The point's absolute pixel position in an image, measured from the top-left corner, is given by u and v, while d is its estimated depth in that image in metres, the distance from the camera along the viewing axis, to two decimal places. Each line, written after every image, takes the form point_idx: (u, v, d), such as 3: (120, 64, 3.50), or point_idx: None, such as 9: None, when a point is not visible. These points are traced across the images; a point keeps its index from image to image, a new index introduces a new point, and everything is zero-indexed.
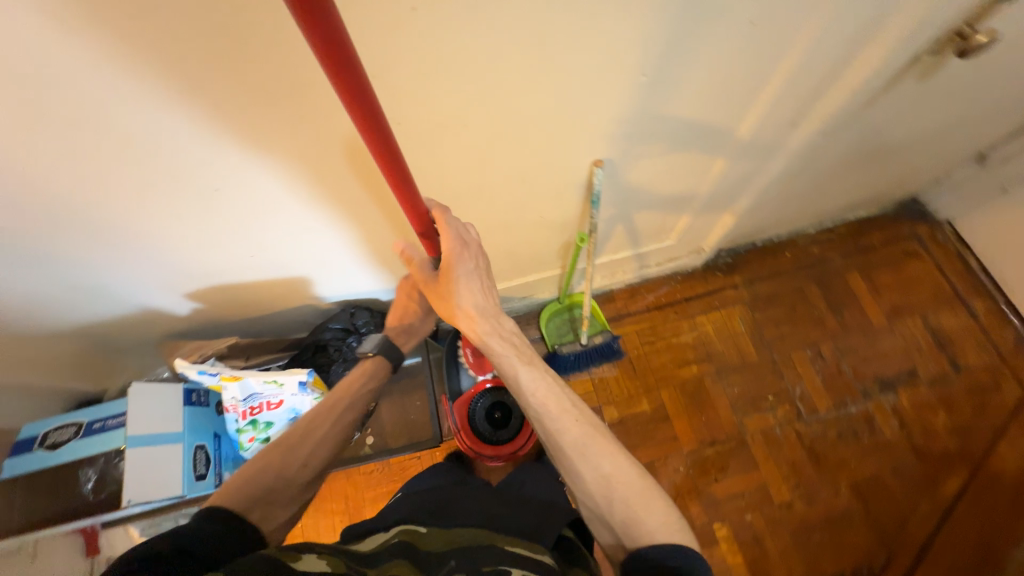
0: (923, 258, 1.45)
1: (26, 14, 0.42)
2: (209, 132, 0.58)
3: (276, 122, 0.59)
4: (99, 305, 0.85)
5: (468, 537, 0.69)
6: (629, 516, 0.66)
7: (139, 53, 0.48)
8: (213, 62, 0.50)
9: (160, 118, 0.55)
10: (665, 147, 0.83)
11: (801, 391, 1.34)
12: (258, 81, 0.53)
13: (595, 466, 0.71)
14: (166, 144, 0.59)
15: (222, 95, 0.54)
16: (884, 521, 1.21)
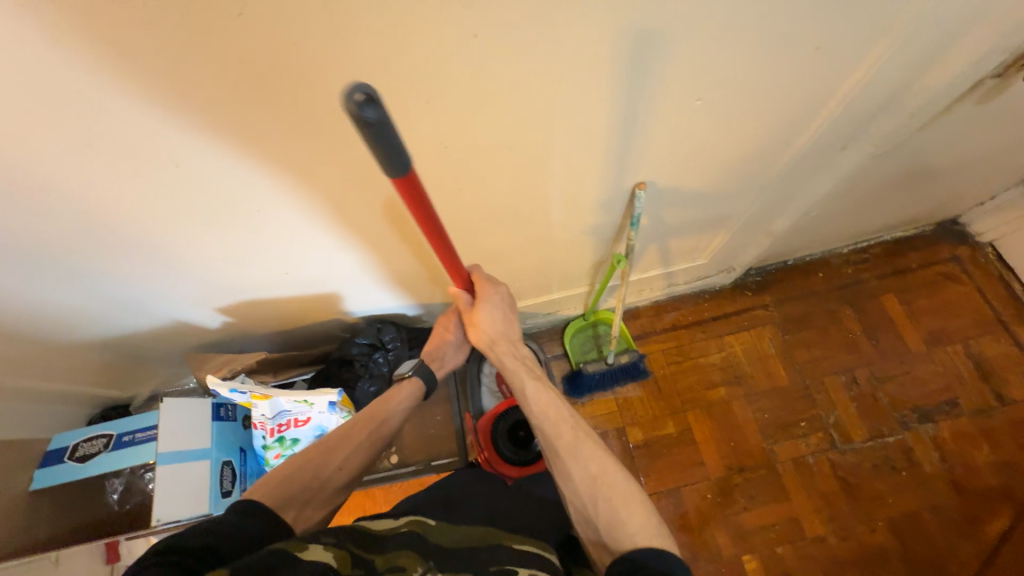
0: (965, 282, 1.39)
1: (91, 39, 0.42)
2: (255, 154, 0.58)
3: (323, 144, 0.58)
4: (134, 317, 0.85)
5: (478, 534, 0.66)
6: (613, 519, 0.62)
7: (197, 78, 0.47)
8: (266, 86, 0.49)
9: (211, 141, 0.55)
10: (708, 169, 0.80)
11: (834, 418, 1.29)
12: (309, 105, 0.52)
13: (584, 466, 0.68)
14: (213, 164, 0.58)
15: (272, 118, 0.53)
16: (923, 561, 1.15)
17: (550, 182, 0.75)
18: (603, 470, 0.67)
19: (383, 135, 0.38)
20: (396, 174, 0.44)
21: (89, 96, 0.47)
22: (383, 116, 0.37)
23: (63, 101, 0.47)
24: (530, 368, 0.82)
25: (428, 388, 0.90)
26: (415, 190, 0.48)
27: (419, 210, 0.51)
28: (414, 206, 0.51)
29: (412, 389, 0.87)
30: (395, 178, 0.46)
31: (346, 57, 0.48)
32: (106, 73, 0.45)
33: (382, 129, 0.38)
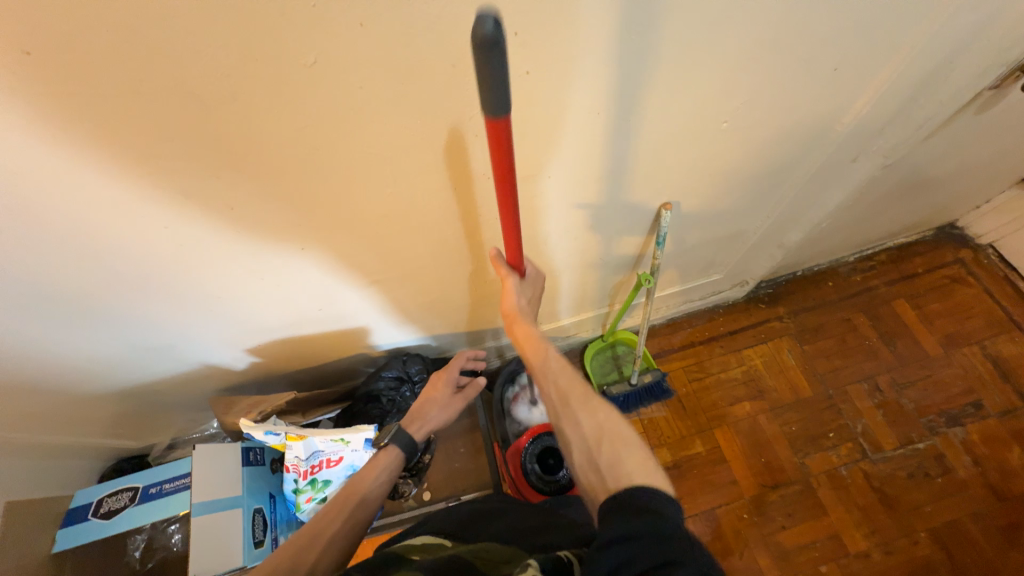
0: (972, 283, 1.42)
1: (173, 94, 0.45)
2: (304, 192, 0.59)
3: (370, 179, 0.60)
4: (163, 363, 0.84)
5: (495, 551, 0.59)
6: (615, 459, 0.55)
7: (263, 126, 0.50)
8: (324, 126, 0.52)
9: (266, 183, 0.57)
10: (727, 186, 0.83)
11: (862, 426, 1.28)
12: (362, 143, 0.55)
13: (590, 412, 0.61)
14: (263, 204, 0.60)
15: (325, 156, 0.55)
16: (972, 572, 1.11)
17: (579, 206, 0.77)
18: (610, 418, 0.61)
19: (496, 63, 0.36)
20: (491, 113, 0.41)
21: (155, 142, 0.49)
22: (495, 41, 0.35)
23: (131, 148, 0.49)
24: None
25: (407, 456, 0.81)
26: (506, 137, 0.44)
27: (502, 163, 0.48)
28: (497, 158, 0.48)
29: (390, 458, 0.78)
30: (488, 123, 0.43)
31: (404, 99, 0.51)
32: (176, 121, 0.47)
33: (494, 59, 0.35)
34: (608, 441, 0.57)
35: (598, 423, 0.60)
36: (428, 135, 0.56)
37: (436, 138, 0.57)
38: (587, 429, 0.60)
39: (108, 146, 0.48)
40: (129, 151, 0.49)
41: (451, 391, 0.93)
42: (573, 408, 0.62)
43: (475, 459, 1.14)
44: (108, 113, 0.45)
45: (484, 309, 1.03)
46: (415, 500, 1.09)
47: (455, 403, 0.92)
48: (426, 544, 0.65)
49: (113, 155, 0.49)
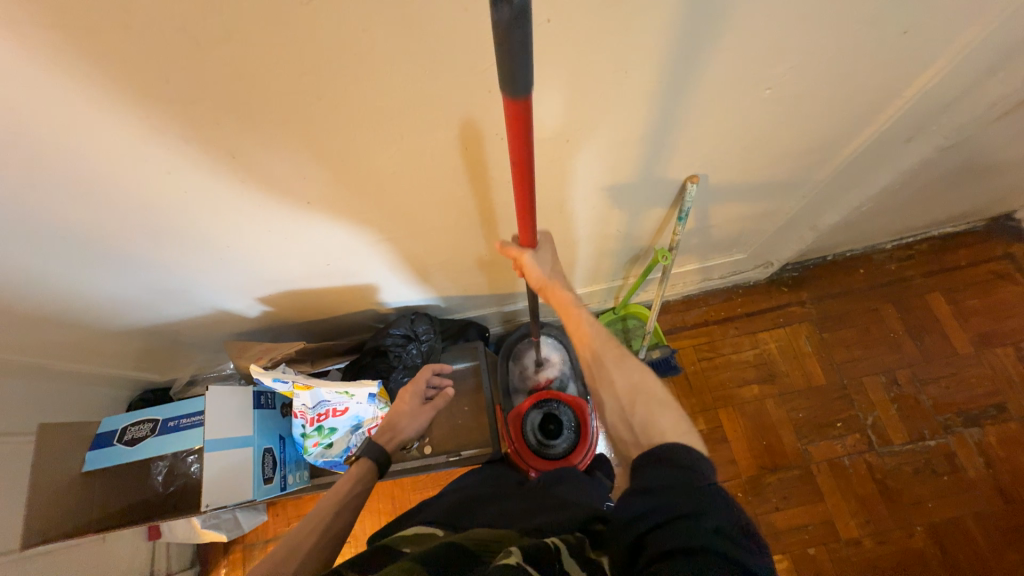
0: (1018, 281, 1.32)
1: (166, 33, 0.42)
2: (309, 145, 0.57)
3: (379, 135, 0.57)
4: (177, 306, 0.86)
5: (485, 537, 0.61)
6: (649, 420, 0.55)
7: (261, 72, 0.47)
8: (328, 75, 0.48)
9: (268, 135, 0.55)
10: (762, 161, 0.77)
11: (873, 420, 1.25)
12: (369, 95, 0.51)
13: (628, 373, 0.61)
14: (268, 154, 0.57)
15: (330, 109, 0.52)
16: (964, 568, 1.11)
17: (598, 175, 0.73)
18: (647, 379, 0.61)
19: (518, 38, 0.33)
20: (512, 94, 0.38)
21: (154, 83, 0.46)
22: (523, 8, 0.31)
23: (129, 88, 0.46)
24: None
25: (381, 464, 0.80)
26: (524, 128, 0.42)
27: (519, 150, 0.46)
28: (516, 147, 0.46)
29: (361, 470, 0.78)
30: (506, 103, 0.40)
31: (411, 50, 0.47)
32: (173, 62, 0.44)
33: (516, 32, 0.33)
34: (642, 404, 0.57)
35: (625, 396, 0.59)
36: (440, 93, 0.52)
37: (446, 92, 0.52)
38: (620, 390, 0.60)
39: (105, 84, 0.46)
40: (128, 92, 0.47)
41: (420, 401, 0.93)
42: (608, 368, 0.63)
43: (478, 418, 1.17)
44: (100, 50, 0.42)
45: (494, 274, 1.01)
46: (418, 451, 1.12)
47: (424, 413, 0.92)
48: (420, 533, 0.67)
49: (110, 95, 0.47)
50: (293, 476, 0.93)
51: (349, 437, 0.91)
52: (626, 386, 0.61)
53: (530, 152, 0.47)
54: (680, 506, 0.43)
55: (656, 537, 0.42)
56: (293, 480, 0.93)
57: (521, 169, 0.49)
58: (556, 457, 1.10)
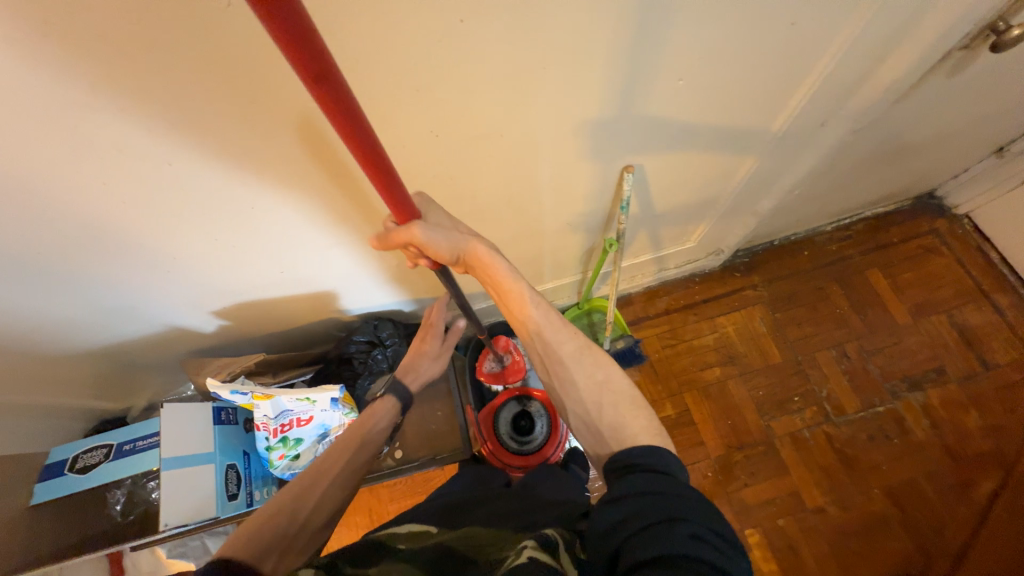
0: (944, 253, 1.43)
1: (84, 42, 0.43)
2: (247, 147, 0.58)
3: (318, 135, 0.59)
4: (127, 325, 0.84)
5: (481, 539, 0.62)
6: (618, 423, 0.57)
7: (182, 75, 0.48)
8: (256, 77, 0.50)
9: (199, 143, 0.56)
10: (692, 149, 0.82)
11: (828, 391, 1.32)
12: (301, 95, 0.53)
13: (589, 371, 0.62)
14: (205, 158, 0.58)
15: (263, 108, 0.53)
16: (920, 525, 1.18)
17: (541, 169, 0.76)
18: (611, 377, 0.62)
19: None
20: None
21: (79, 92, 0.47)
22: None
23: (50, 98, 0.47)
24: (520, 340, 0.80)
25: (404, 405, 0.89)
26: (308, 53, 0.31)
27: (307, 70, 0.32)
28: (298, 62, 0.31)
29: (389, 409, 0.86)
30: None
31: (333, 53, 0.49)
32: (94, 70, 0.45)
33: None
34: (608, 407, 0.59)
35: (598, 382, 0.61)
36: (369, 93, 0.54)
37: (374, 93, 0.54)
38: (584, 390, 0.61)
39: (25, 96, 0.46)
40: (49, 102, 0.47)
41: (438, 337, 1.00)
42: (567, 366, 0.63)
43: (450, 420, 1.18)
44: (15, 61, 0.43)
45: None
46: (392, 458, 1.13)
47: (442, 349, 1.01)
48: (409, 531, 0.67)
49: (33, 107, 0.47)
50: (261, 492, 0.91)
51: (316, 447, 0.90)
52: (580, 366, 0.62)
53: (317, 49, 0.31)
54: (660, 512, 0.46)
55: (641, 537, 0.45)
56: (261, 496, 0.91)
57: (318, 89, 0.34)
58: (528, 453, 1.13)
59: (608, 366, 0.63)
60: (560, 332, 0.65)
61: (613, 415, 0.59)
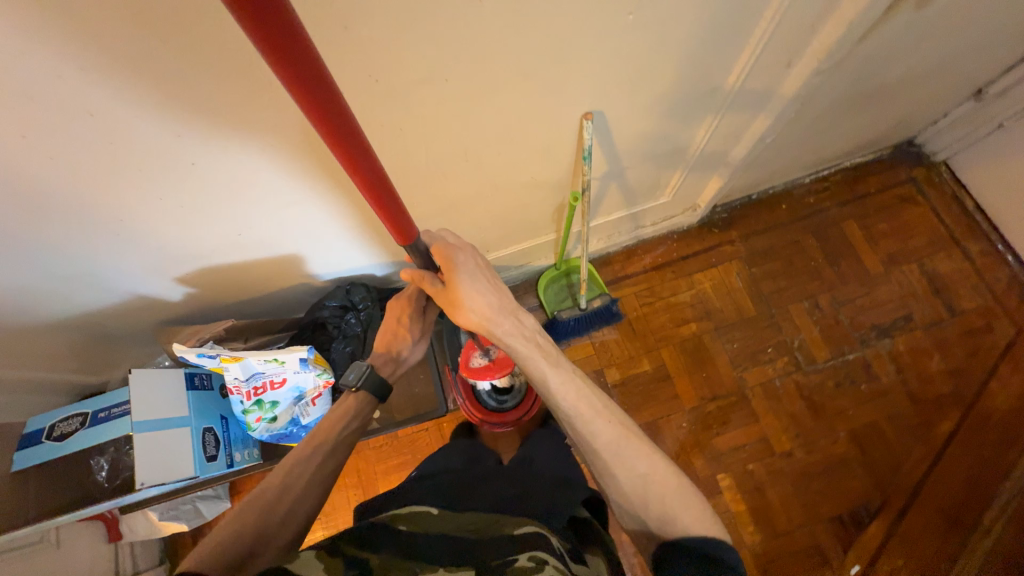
0: (920, 202, 1.43)
1: None
2: (177, 99, 0.56)
3: (249, 83, 0.56)
4: (89, 294, 0.83)
5: (477, 522, 0.67)
6: (665, 515, 0.65)
7: (83, 11, 0.44)
8: (167, 16, 0.47)
9: (121, 91, 0.53)
10: (652, 94, 0.80)
11: (799, 341, 1.35)
12: (221, 37, 0.50)
13: (630, 466, 0.69)
14: (135, 111, 0.56)
15: (184, 56, 0.51)
16: (880, 464, 1.24)
17: (498, 119, 0.74)
18: (654, 467, 0.69)
19: None
20: None
21: None
22: None
23: None
24: (550, 355, 0.76)
25: (379, 396, 0.84)
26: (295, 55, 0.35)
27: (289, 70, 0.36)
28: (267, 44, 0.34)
29: (361, 404, 0.82)
30: None
31: None
32: None
33: None
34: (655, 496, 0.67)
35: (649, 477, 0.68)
36: None
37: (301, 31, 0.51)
38: (628, 483, 0.68)
39: None
40: None
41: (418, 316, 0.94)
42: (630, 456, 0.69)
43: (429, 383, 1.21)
44: None
45: None
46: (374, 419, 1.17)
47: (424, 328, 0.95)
48: (407, 510, 0.69)
49: None
50: (241, 454, 0.93)
51: (293, 409, 0.92)
52: (631, 454, 0.69)
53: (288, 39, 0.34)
54: None
55: None
56: (241, 458, 0.93)
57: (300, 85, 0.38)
58: (506, 409, 1.16)
59: (647, 455, 0.69)
60: (543, 369, 0.74)
61: (659, 508, 0.66)
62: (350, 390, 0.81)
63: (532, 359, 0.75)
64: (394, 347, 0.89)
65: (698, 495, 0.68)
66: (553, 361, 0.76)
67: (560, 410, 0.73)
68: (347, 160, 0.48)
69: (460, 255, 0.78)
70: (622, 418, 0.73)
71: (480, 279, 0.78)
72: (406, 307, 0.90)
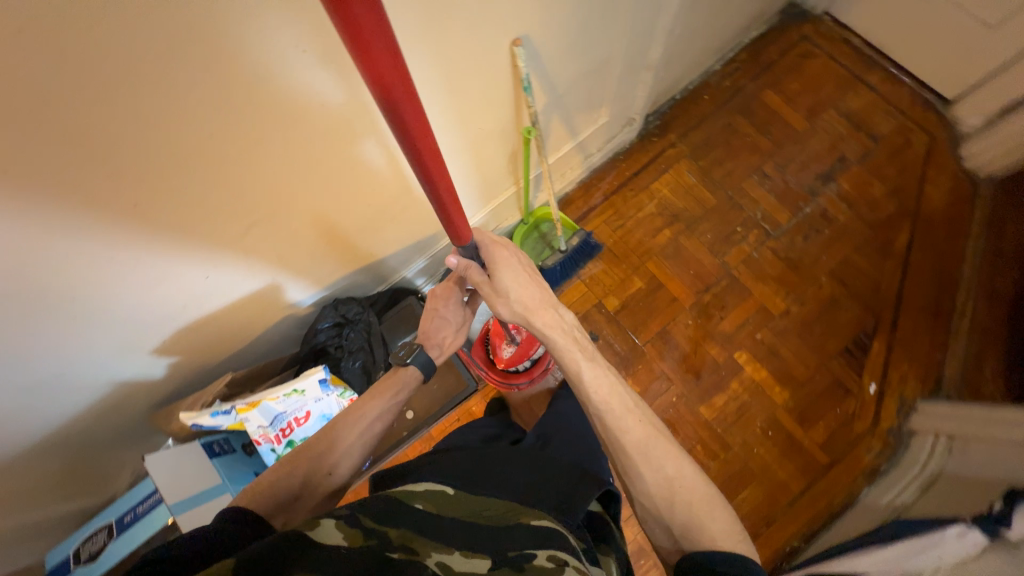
0: (818, 54, 1.54)
1: None
2: (136, 135, 0.53)
3: (217, 91, 0.54)
4: (61, 401, 0.75)
5: (499, 507, 0.59)
6: (691, 522, 0.62)
7: None
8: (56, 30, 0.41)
9: (27, 141, 0.46)
10: (568, 8, 0.80)
11: (761, 213, 1.44)
12: (123, 43, 0.45)
13: (659, 467, 0.66)
14: (116, 158, 0.53)
15: (113, 79, 0.47)
16: (863, 291, 1.36)
17: (436, 71, 0.72)
18: (681, 472, 0.66)
19: None
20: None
21: None
22: None
23: None
24: (582, 347, 0.76)
25: (427, 374, 0.85)
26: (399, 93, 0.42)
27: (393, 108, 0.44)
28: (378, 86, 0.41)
29: (410, 378, 0.83)
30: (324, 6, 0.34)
31: None
32: None
33: None
34: (681, 508, 0.63)
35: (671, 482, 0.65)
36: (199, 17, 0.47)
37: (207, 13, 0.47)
38: (653, 486, 0.65)
39: None
40: None
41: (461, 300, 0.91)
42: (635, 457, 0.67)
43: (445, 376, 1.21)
44: None
45: (393, 227, 0.98)
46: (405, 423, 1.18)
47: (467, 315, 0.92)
48: (425, 489, 0.60)
49: None
50: None
51: None
52: (651, 463, 0.66)
53: (395, 84, 0.41)
54: None
55: None
56: None
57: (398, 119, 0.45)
58: (530, 369, 1.14)
59: (675, 458, 0.67)
60: (581, 365, 0.74)
61: (684, 512, 0.63)
62: (403, 363, 0.83)
63: (567, 357, 0.75)
64: (437, 334, 0.88)
65: (727, 506, 0.64)
66: (588, 356, 0.76)
67: (590, 404, 0.72)
68: (427, 179, 0.56)
69: (505, 251, 0.79)
70: (657, 423, 0.72)
71: (523, 274, 0.78)
72: (448, 294, 0.88)
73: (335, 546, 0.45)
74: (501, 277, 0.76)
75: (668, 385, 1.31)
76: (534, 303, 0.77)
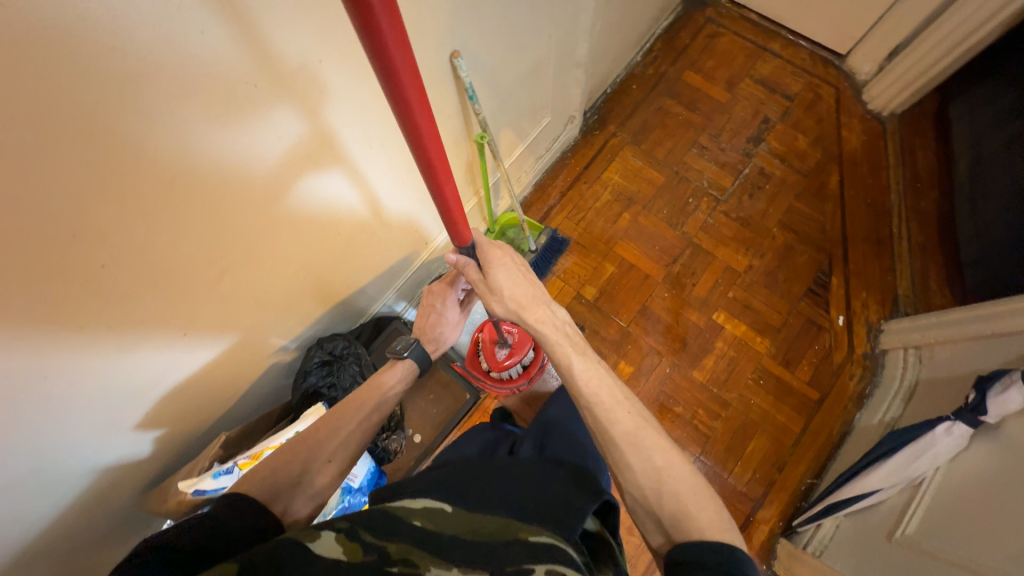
0: (724, 33, 1.69)
1: None
2: (99, 191, 0.51)
3: (208, 135, 0.57)
4: (42, 503, 0.69)
5: (494, 524, 0.54)
6: (680, 511, 0.61)
7: None
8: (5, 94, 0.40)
9: None
10: (494, 17, 0.85)
11: (707, 181, 1.53)
12: (71, 97, 0.44)
13: (647, 457, 0.65)
14: (111, 214, 0.54)
15: (67, 136, 0.46)
16: (813, 234, 1.47)
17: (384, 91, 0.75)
18: (670, 462, 0.65)
19: None
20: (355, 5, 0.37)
21: None
22: None
23: None
24: (572, 340, 0.77)
25: (423, 367, 0.86)
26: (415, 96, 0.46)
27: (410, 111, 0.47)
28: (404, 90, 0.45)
29: (408, 370, 0.84)
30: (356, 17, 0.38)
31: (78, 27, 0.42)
32: None
33: None
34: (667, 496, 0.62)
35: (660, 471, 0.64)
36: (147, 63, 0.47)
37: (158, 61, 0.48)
38: (642, 476, 0.64)
39: None
40: None
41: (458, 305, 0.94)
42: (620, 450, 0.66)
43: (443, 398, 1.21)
44: None
45: (367, 252, 0.98)
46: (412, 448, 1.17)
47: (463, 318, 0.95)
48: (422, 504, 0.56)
49: None
50: None
51: None
52: (637, 453, 0.65)
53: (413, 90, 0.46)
54: None
55: None
56: None
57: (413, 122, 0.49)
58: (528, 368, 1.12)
59: (660, 446, 0.66)
60: (572, 360, 0.74)
61: (671, 506, 0.61)
62: (401, 357, 0.83)
63: (556, 349, 0.75)
64: (434, 330, 0.90)
65: (714, 495, 0.63)
66: (580, 349, 0.77)
67: (580, 399, 0.71)
68: (433, 181, 0.59)
69: (500, 251, 0.81)
70: (640, 411, 0.71)
71: (516, 273, 0.80)
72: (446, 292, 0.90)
73: (333, 560, 0.47)
74: (497, 274, 0.78)
75: (658, 357, 1.35)
76: (526, 300, 0.78)
